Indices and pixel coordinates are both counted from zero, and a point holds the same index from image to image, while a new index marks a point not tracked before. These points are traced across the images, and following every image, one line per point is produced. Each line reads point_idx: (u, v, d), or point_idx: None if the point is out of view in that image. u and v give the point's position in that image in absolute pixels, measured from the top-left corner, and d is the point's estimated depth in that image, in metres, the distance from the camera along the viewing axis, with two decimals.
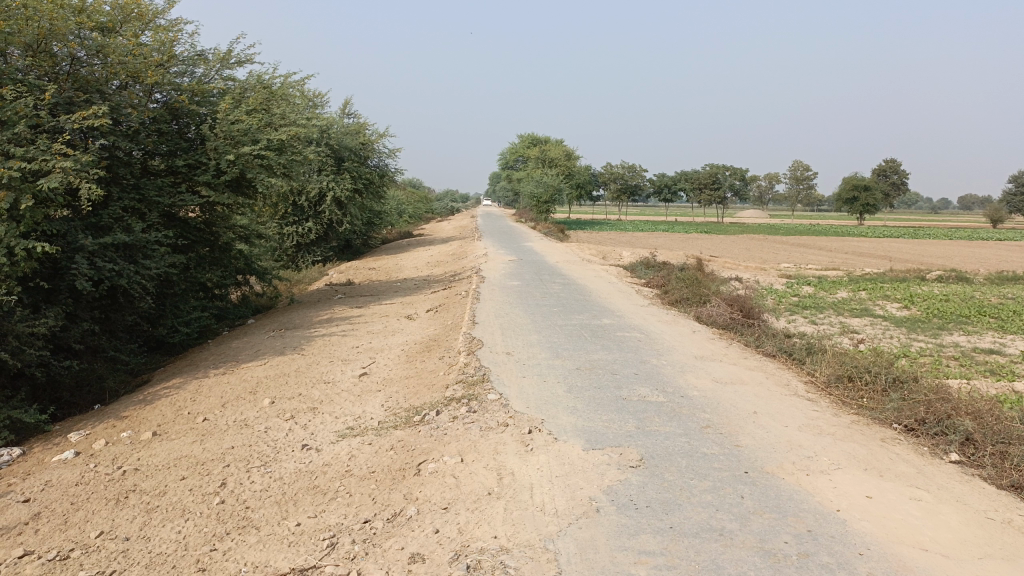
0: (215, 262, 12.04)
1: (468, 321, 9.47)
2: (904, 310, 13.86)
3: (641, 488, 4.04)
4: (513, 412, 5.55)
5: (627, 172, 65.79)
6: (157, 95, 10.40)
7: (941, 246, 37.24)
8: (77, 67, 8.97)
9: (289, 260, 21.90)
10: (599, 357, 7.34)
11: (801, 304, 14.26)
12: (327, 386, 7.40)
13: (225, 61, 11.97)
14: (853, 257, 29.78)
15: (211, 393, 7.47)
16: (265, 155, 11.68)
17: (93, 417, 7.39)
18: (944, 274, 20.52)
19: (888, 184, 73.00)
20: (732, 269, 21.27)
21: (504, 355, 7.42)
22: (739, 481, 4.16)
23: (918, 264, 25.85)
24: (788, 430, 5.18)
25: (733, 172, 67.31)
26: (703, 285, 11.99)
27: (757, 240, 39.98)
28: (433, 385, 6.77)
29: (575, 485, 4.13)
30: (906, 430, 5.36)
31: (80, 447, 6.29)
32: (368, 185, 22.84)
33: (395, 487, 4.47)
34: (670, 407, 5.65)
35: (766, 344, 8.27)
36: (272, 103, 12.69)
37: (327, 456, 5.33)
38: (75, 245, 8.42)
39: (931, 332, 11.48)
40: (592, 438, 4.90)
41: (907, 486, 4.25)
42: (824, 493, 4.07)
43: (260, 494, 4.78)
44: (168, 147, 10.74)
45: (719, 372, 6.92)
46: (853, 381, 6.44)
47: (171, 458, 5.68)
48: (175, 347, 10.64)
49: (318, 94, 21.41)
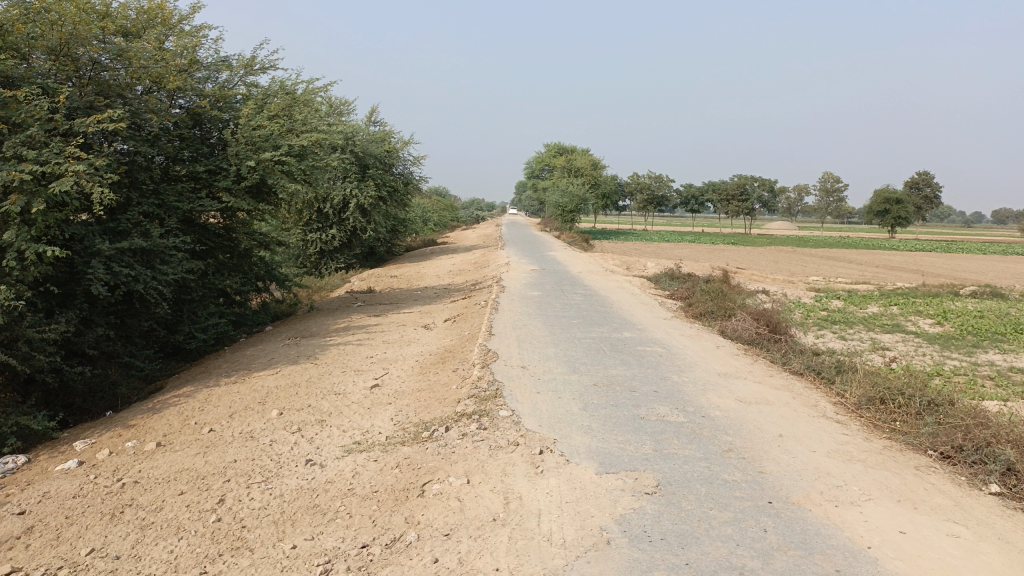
0: (235, 268, 11.94)
1: (484, 332, 9.26)
2: (937, 327, 13.41)
3: (655, 518, 3.78)
4: (525, 430, 5.31)
5: (654, 182, 65.42)
6: (179, 100, 10.33)
7: (976, 260, 36.41)
8: (99, 71, 8.89)
9: (312, 267, 21.85)
10: (618, 373, 7.08)
11: (830, 318, 13.86)
12: (338, 397, 7.22)
13: (249, 67, 11.91)
14: (884, 271, 29.14)
15: (220, 402, 7.32)
16: (286, 160, 11.53)
17: (102, 424, 7.26)
18: (978, 289, 19.92)
19: (921, 197, 71.67)
20: (758, 282, 20.87)
21: (520, 369, 7.19)
22: (762, 512, 3.88)
23: (952, 279, 25.24)
24: (816, 456, 4.88)
25: (761, 183, 66.65)
26: (728, 298, 11.65)
27: (787, 252, 39.28)
28: (444, 399, 6.54)
29: (585, 513, 3.88)
30: (941, 458, 5.04)
31: (84, 456, 6.15)
32: (393, 193, 22.76)
33: (397, 510, 4.25)
34: (690, 428, 5.37)
35: (793, 361, 7.95)
36: (295, 108, 12.56)
37: (331, 473, 5.13)
38: (92, 249, 8.31)
39: (966, 350, 11.05)
40: (606, 460, 4.65)
41: (944, 520, 3.95)
42: (853, 527, 3.78)
43: (259, 512, 4.58)
44: (190, 153, 10.65)
45: (743, 390, 6.63)
46: (886, 403, 6.12)
47: (172, 470, 5.52)
48: (192, 354, 10.53)
49: (343, 101, 21.39)
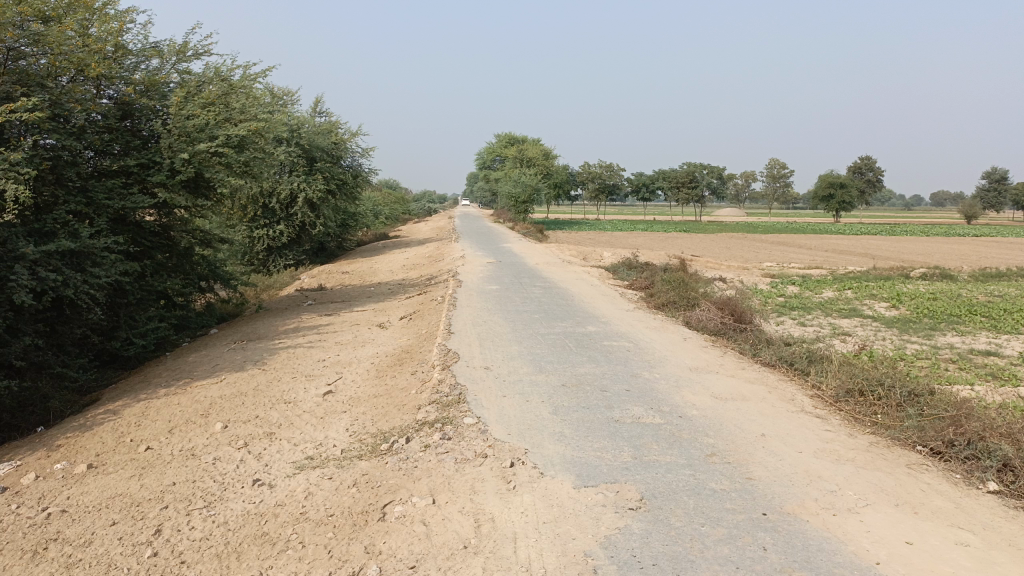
0: (174, 269, 11.29)
1: (443, 330, 8.83)
2: (893, 310, 13.39)
3: (644, 539, 3.43)
4: (493, 440, 4.91)
5: (605, 172, 65.42)
6: (106, 90, 9.65)
7: (918, 243, 37.06)
8: (15, 59, 8.20)
9: (260, 264, 21.05)
10: (586, 371, 6.72)
11: (788, 304, 13.75)
12: (288, 406, 6.72)
13: (182, 53, 11.22)
14: (833, 255, 29.44)
15: (159, 416, 6.76)
16: (224, 152, 10.89)
17: (29, 443, 6.64)
18: (927, 271, 20.04)
19: (865, 181, 73.02)
20: (714, 270, 20.77)
21: (483, 370, 6.79)
22: (758, 527, 3.56)
23: (900, 262, 25.63)
24: (803, 457, 4.58)
25: (710, 170, 67.38)
26: (691, 288, 11.40)
27: (737, 239, 39.51)
28: (403, 406, 6.10)
29: (565, 536, 3.51)
30: (932, 454, 4.76)
31: (7, 482, 5.55)
32: (341, 186, 22.10)
33: (355, 537, 3.81)
34: (668, 431, 5.04)
35: (763, 352, 7.70)
36: (232, 96, 11.87)
37: (281, 494, 4.68)
38: (16, 253, 7.62)
39: (924, 333, 11.00)
40: (584, 472, 4.28)
41: (948, 526, 3.67)
42: (857, 540, 3.47)
43: (200, 544, 4.11)
44: (120, 146, 9.91)
45: (717, 386, 6.33)
46: (865, 395, 5.89)
47: (104, 497, 4.98)
48: (130, 361, 9.83)
49: (286, 92, 20.62)
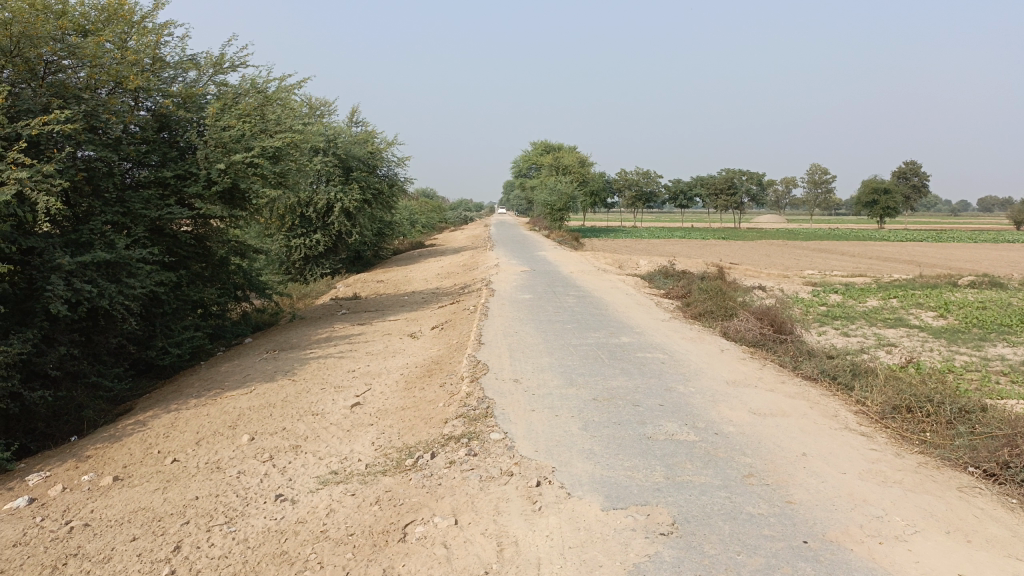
0: (209, 279, 11.34)
1: (473, 341, 8.70)
2: (940, 320, 12.92)
3: (674, 568, 3.23)
4: (520, 457, 4.75)
5: (642, 179, 64.89)
6: (143, 102, 9.74)
7: (965, 250, 36.03)
8: (53, 71, 8.30)
9: (297, 273, 21.16)
10: (619, 385, 6.51)
11: (830, 314, 13.35)
12: (315, 418, 6.63)
13: (218, 65, 11.31)
14: (876, 262, 28.71)
15: (188, 427, 6.72)
16: (259, 163, 10.89)
17: (60, 454, 6.64)
18: (976, 279, 19.36)
19: (910, 186, 71.45)
20: (754, 278, 20.35)
21: (512, 383, 6.63)
22: (799, 556, 3.34)
23: (947, 269, 24.89)
24: (847, 479, 4.33)
25: (750, 177, 66.42)
26: (728, 297, 11.10)
27: (776, 246, 38.89)
28: (431, 420, 5.96)
29: (592, 562, 3.33)
30: (986, 476, 4.47)
31: (35, 493, 5.52)
32: (377, 196, 22.16)
33: (374, 558, 3.68)
34: (704, 449, 4.83)
35: (804, 365, 7.40)
36: (268, 108, 11.92)
37: (303, 511, 4.57)
38: (51, 263, 7.67)
39: (974, 344, 10.56)
40: (613, 493, 4.09)
41: (1005, 557, 3.40)
42: (905, 571, 3.24)
43: (218, 563, 4.01)
44: (157, 157, 9.99)
45: (756, 401, 6.09)
46: (913, 412, 5.59)
47: (127, 511, 4.92)
48: (165, 370, 9.88)
49: (323, 102, 20.76)
